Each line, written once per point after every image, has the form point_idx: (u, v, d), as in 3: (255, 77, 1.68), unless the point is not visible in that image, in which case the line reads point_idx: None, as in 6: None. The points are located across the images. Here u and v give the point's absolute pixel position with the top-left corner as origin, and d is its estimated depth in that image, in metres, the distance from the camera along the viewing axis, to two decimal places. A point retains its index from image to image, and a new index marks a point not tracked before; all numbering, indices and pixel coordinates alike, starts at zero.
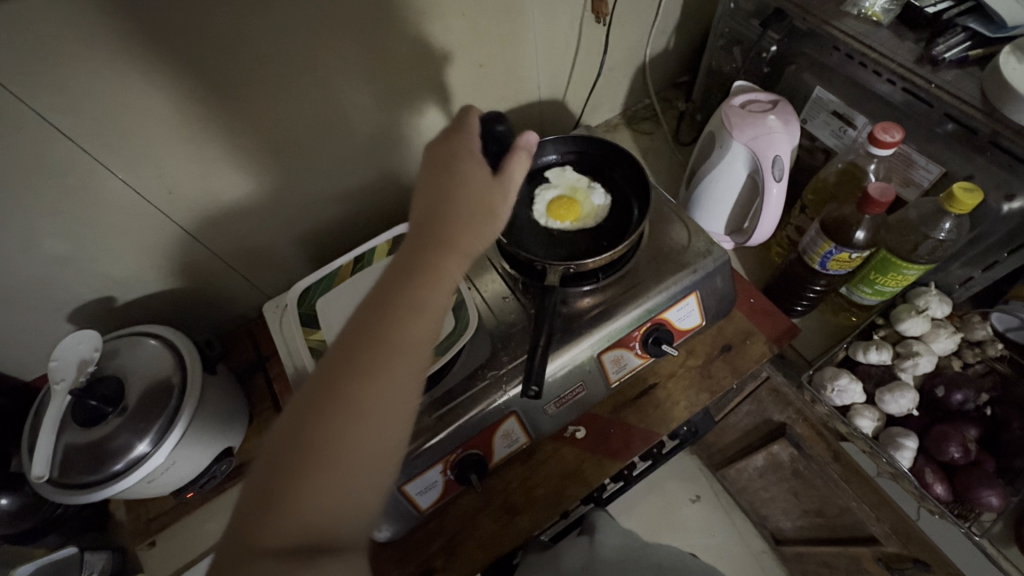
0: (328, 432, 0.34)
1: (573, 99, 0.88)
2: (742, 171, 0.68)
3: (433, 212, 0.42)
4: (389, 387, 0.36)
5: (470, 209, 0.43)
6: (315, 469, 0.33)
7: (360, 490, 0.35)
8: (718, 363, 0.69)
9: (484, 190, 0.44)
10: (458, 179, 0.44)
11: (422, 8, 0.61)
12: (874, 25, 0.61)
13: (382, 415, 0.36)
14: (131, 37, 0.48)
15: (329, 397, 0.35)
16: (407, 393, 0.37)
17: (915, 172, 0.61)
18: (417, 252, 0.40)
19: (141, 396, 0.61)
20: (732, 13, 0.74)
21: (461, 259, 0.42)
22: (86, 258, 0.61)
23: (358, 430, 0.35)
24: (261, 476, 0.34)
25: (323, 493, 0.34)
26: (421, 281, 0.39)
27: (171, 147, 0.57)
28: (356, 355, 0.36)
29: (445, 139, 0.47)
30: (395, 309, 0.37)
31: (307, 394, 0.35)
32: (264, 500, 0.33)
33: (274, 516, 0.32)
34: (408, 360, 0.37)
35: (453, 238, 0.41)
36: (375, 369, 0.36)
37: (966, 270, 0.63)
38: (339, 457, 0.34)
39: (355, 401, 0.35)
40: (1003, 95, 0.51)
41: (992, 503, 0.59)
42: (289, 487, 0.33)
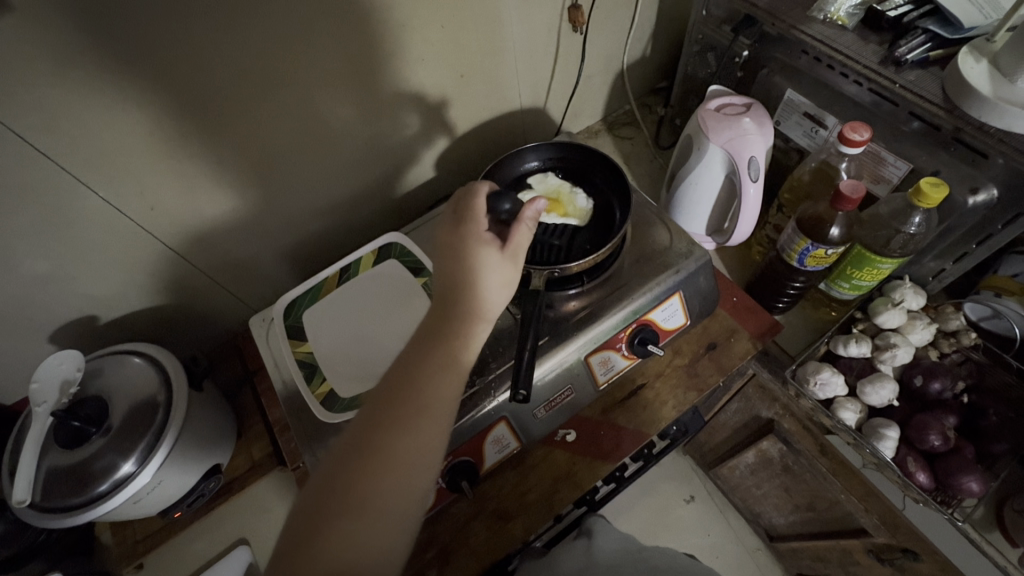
0: (358, 483, 0.38)
1: (554, 107, 0.90)
2: (720, 173, 0.70)
3: (452, 276, 0.46)
4: (416, 440, 0.40)
5: (486, 274, 0.45)
6: (346, 516, 0.37)
7: (387, 535, 0.38)
8: (704, 361, 0.70)
9: (500, 253, 0.47)
10: (475, 242, 0.47)
11: (401, 22, 0.62)
12: (840, 28, 0.63)
13: (409, 466, 0.39)
14: (107, 54, 0.47)
15: (360, 450, 0.39)
16: (433, 445, 0.40)
17: (885, 168, 0.63)
18: (442, 324, 0.44)
19: (127, 416, 0.61)
20: (704, 19, 0.76)
21: (482, 318, 0.45)
22: (69, 278, 0.61)
23: (385, 481, 0.38)
24: (298, 520, 0.37)
25: (351, 541, 0.36)
26: (446, 343, 0.43)
27: (153, 164, 0.57)
28: (387, 417, 0.40)
29: (459, 205, 0.51)
30: (420, 368, 0.42)
31: (341, 449, 0.40)
32: (298, 544, 0.36)
33: (308, 561, 0.35)
34: (432, 420, 0.40)
35: (472, 301, 0.45)
36: (402, 424, 0.40)
37: (939, 262, 0.65)
38: (367, 504, 0.37)
39: (383, 457, 0.39)
40: (963, 93, 0.53)
41: (973, 488, 0.61)
42: (319, 532, 0.36)
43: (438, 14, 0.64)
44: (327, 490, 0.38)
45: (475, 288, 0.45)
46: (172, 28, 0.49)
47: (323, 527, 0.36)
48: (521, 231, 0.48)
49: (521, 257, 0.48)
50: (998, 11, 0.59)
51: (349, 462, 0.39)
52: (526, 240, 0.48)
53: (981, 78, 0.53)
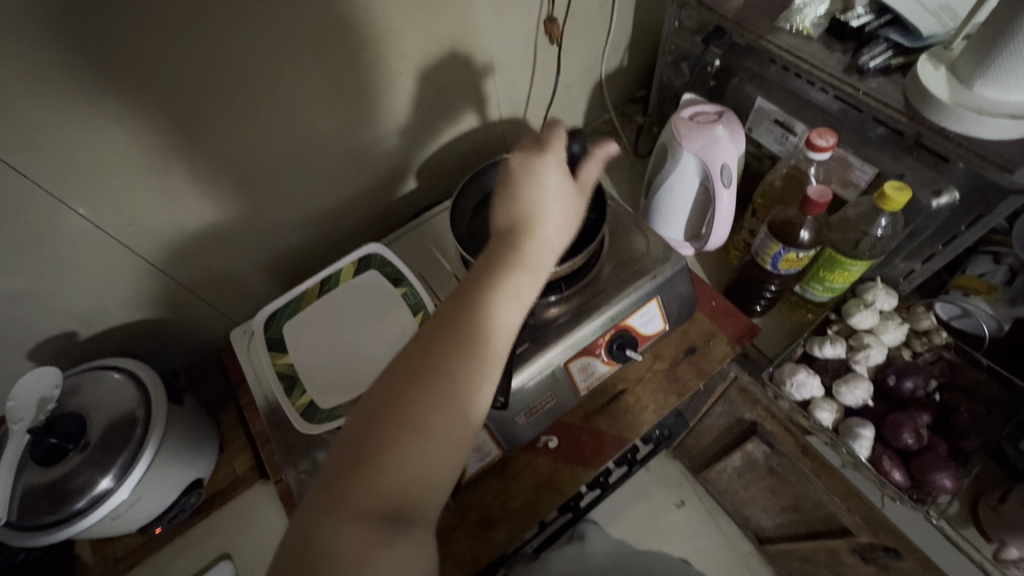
0: (430, 397, 0.38)
1: (534, 117, 0.91)
2: (695, 179, 0.71)
3: (519, 209, 0.48)
4: (479, 369, 0.39)
5: (559, 213, 0.49)
6: (403, 444, 0.36)
7: (441, 466, 0.37)
8: (684, 365, 0.71)
9: (572, 191, 0.51)
10: (552, 177, 0.50)
11: (379, 35, 0.63)
12: (806, 38, 0.65)
13: (470, 395, 0.39)
14: (84, 73, 0.48)
15: (423, 376, 0.38)
16: (492, 378, 0.40)
17: (853, 173, 0.65)
18: (514, 253, 0.45)
19: (105, 432, 0.60)
20: (677, 30, 0.77)
21: (542, 254, 0.47)
22: (46, 294, 0.60)
23: (444, 415, 0.38)
24: (361, 431, 0.37)
25: (415, 461, 0.36)
26: (504, 274, 0.44)
27: (133, 180, 0.57)
28: (460, 338, 0.40)
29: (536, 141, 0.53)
30: (488, 292, 0.42)
31: (395, 373, 0.39)
32: (350, 470, 0.35)
33: (365, 490, 0.35)
34: (500, 348, 0.41)
35: (536, 236, 0.47)
36: (464, 357, 0.39)
37: (908, 264, 0.66)
38: (425, 433, 0.37)
39: (456, 377, 0.39)
40: (923, 99, 0.55)
41: (946, 485, 0.62)
42: (377, 461, 0.36)
43: (416, 28, 0.65)
44: (384, 419, 0.37)
45: (542, 222, 0.48)
46: (149, 47, 0.50)
47: (378, 456, 0.36)
48: (590, 167, 0.55)
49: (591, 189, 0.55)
50: (955, 20, 0.61)
51: (409, 387, 0.38)
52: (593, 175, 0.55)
53: (939, 85, 0.54)
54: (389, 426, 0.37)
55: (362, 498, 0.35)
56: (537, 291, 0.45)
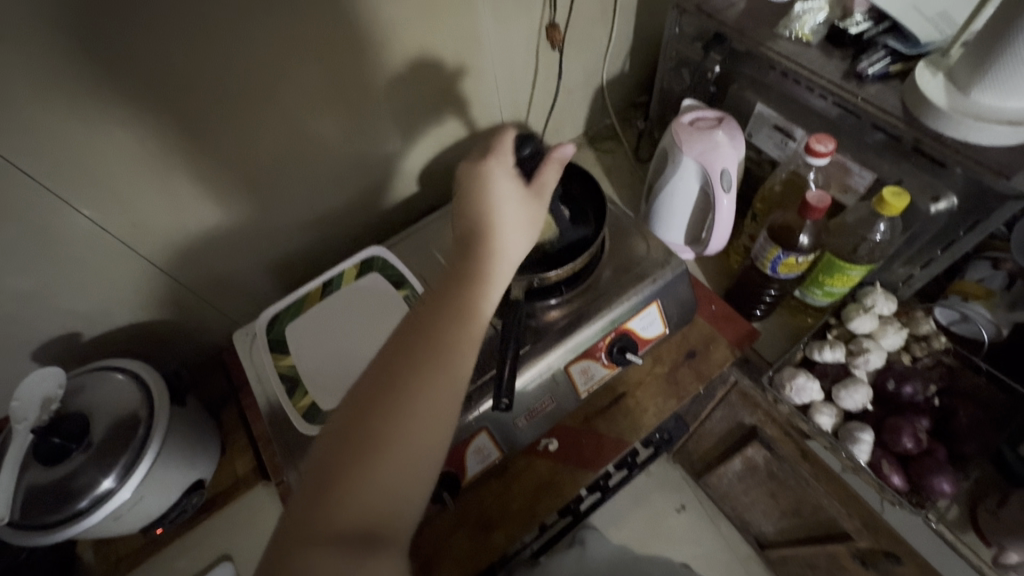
0: (391, 418, 0.38)
1: (535, 121, 0.91)
2: (695, 184, 0.72)
3: (475, 220, 0.49)
4: (444, 382, 0.40)
5: (511, 220, 0.49)
6: (373, 463, 0.37)
7: (415, 481, 0.38)
8: (684, 369, 0.72)
9: (526, 198, 0.51)
10: (505, 186, 0.51)
11: (383, 41, 0.64)
12: (805, 45, 0.66)
13: (433, 410, 0.39)
14: (90, 77, 0.49)
15: (389, 393, 0.39)
16: (457, 390, 0.41)
17: (852, 178, 0.65)
18: (466, 267, 0.46)
19: (108, 432, 0.60)
20: (678, 37, 0.78)
21: (503, 264, 0.48)
22: (51, 294, 0.61)
23: (407, 434, 0.38)
24: (327, 461, 0.37)
25: (382, 483, 0.36)
26: (466, 287, 0.45)
27: (138, 183, 0.58)
28: (416, 357, 0.41)
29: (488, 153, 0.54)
30: (444, 308, 0.43)
31: (362, 394, 0.39)
32: (321, 493, 0.36)
33: (338, 511, 0.35)
34: (460, 361, 0.41)
35: (494, 245, 0.47)
36: (423, 375, 0.40)
37: (907, 269, 0.67)
38: (390, 452, 0.37)
39: (415, 395, 0.39)
40: (921, 106, 0.55)
41: (945, 489, 0.62)
42: (349, 481, 0.36)
43: (418, 34, 0.66)
44: (353, 439, 0.37)
45: (500, 230, 0.48)
46: (155, 51, 0.51)
47: (350, 477, 0.36)
48: (549, 171, 0.52)
49: (547, 195, 0.52)
50: (953, 28, 0.62)
51: (376, 406, 0.38)
52: (553, 181, 0.52)
53: (937, 92, 0.55)
54: (359, 446, 0.37)
55: (336, 519, 0.35)
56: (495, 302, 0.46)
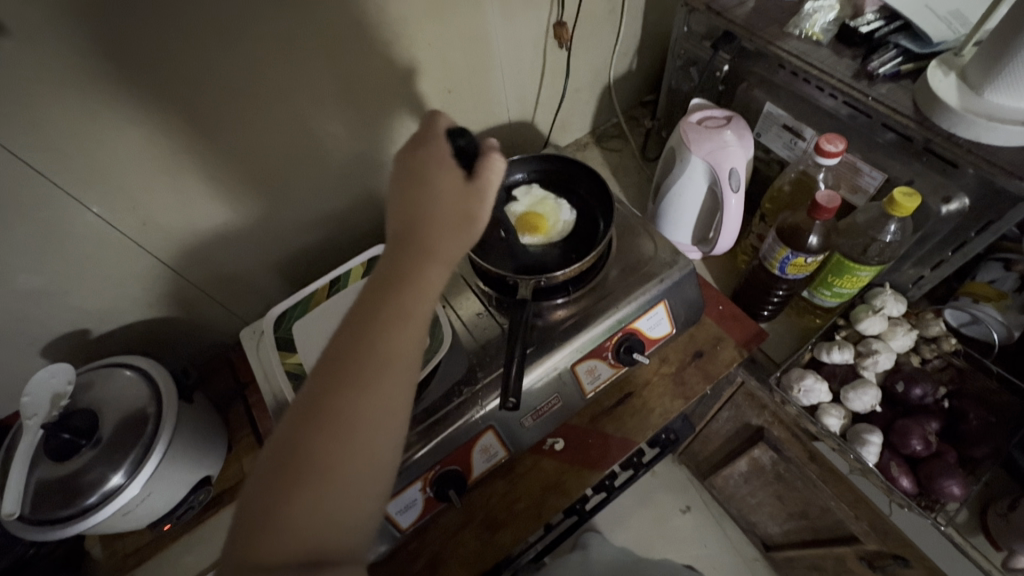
0: (322, 438, 0.35)
1: (542, 120, 0.91)
2: (702, 184, 0.71)
3: (408, 219, 0.43)
4: (381, 394, 0.37)
5: (446, 209, 0.44)
6: (308, 491, 0.34)
7: (359, 501, 0.36)
8: (691, 369, 0.71)
9: (466, 188, 0.45)
10: (441, 178, 0.45)
11: (392, 40, 0.64)
12: (815, 44, 0.66)
13: (369, 423, 0.36)
14: (101, 74, 0.49)
15: (322, 415, 0.35)
16: (396, 399, 0.37)
17: (862, 178, 0.65)
18: (398, 262, 0.41)
19: (117, 429, 0.61)
20: (686, 36, 0.78)
21: (443, 259, 0.43)
22: (61, 291, 0.61)
23: (343, 452, 0.35)
24: (260, 490, 0.34)
25: (317, 506, 0.34)
26: (404, 288, 0.40)
27: (147, 181, 0.59)
28: (348, 368, 0.37)
29: (418, 145, 0.47)
30: (377, 311, 0.39)
31: (295, 415, 0.36)
32: (254, 526, 0.33)
33: (275, 544, 0.33)
34: (397, 370, 0.38)
35: (432, 242, 0.42)
36: (355, 388, 0.36)
37: (917, 270, 0.66)
38: (325, 473, 0.34)
39: (349, 409, 0.36)
40: (933, 105, 0.55)
41: (954, 492, 0.61)
42: (283, 509, 0.33)
43: (426, 32, 0.66)
44: (284, 468, 0.34)
45: (437, 228, 0.43)
46: (163, 47, 0.51)
47: (284, 508, 0.33)
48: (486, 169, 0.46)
49: (491, 192, 0.46)
50: (965, 26, 0.61)
51: (307, 430, 0.35)
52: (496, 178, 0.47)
53: (950, 91, 0.55)
54: (290, 474, 0.34)
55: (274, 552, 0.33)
56: (435, 298, 0.41)
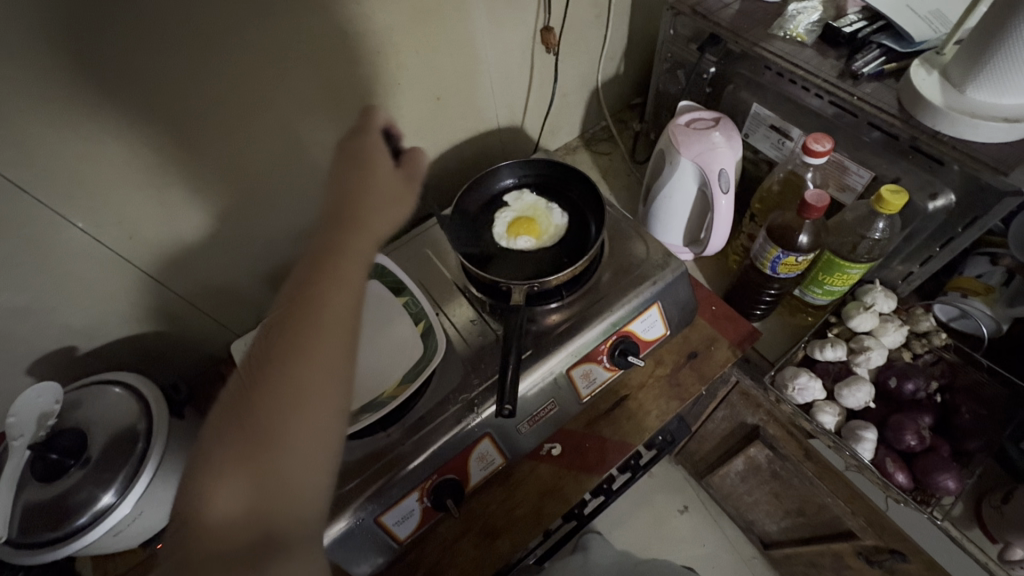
0: (261, 404, 0.36)
1: (531, 124, 0.91)
2: (692, 186, 0.72)
3: (340, 200, 0.47)
4: (320, 357, 0.38)
5: (375, 189, 0.48)
6: (248, 467, 0.35)
7: (305, 465, 0.36)
8: (686, 371, 0.71)
9: (391, 174, 0.51)
10: (375, 160, 0.50)
11: (378, 48, 0.64)
12: (800, 44, 0.66)
13: (308, 386, 0.37)
14: (85, 89, 0.49)
15: (262, 391, 0.36)
16: (335, 360, 0.39)
17: (849, 177, 0.65)
18: (328, 237, 0.44)
19: (106, 447, 0.60)
20: (672, 38, 0.78)
21: (371, 231, 0.46)
22: (48, 309, 0.60)
23: (283, 417, 0.36)
24: (203, 463, 0.35)
25: (261, 471, 0.35)
26: (334, 260, 0.42)
27: (132, 195, 0.58)
28: (282, 336, 0.38)
29: (353, 136, 0.52)
30: (309, 281, 0.41)
31: (235, 392, 0.37)
32: (193, 508, 0.34)
33: (219, 522, 0.33)
34: (334, 331, 0.39)
35: (363, 221, 0.46)
36: (291, 354, 0.37)
37: (906, 266, 0.67)
38: (265, 439, 0.35)
39: (286, 374, 0.37)
40: (917, 103, 0.56)
41: (949, 486, 0.61)
42: (225, 478, 0.34)
43: (413, 38, 0.66)
44: (225, 448, 0.35)
45: (367, 206, 0.47)
46: (149, 58, 0.50)
47: (224, 484, 0.34)
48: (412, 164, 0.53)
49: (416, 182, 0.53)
50: (946, 25, 0.62)
51: (247, 407, 0.36)
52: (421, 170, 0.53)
53: (933, 89, 0.55)
54: (230, 452, 0.35)
55: (217, 531, 0.33)
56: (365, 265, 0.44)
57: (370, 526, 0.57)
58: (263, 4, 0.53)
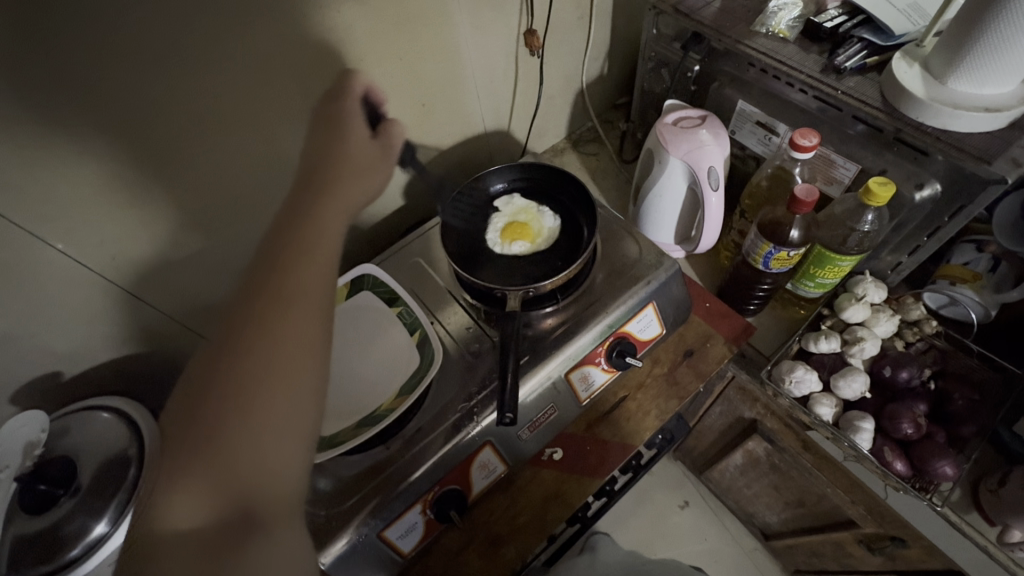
0: (232, 390, 0.34)
1: (518, 127, 0.91)
2: (682, 184, 0.72)
3: (318, 166, 0.45)
4: (292, 336, 0.36)
5: (353, 156, 0.46)
6: (216, 464, 0.34)
7: (285, 448, 0.35)
8: (683, 369, 0.71)
9: (372, 143, 0.49)
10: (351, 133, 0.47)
11: (361, 56, 0.64)
12: (782, 41, 0.67)
13: (282, 369, 0.35)
14: (58, 106, 0.47)
15: (213, 402, 0.34)
16: (308, 337, 0.37)
17: (836, 170, 0.66)
18: (300, 207, 0.42)
19: (96, 475, 0.58)
20: (655, 38, 0.78)
21: (346, 197, 0.44)
22: (29, 335, 0.58)
23: (259, 404, 0.35)
24: (176, 450, 0.34)
25: (237, 458, 0.34)
26: (300, 232, 0.40)
27: (112, 214, 0.56)
28: (251, 317, 0.36)
29: (330, 99, 0.50)
30: (276, 255, 0.38)
31: (203, 377, 0.36)
32: (150, 521, 0.33)
33: (178, 537, 0.32)
34: (305, 308, 0.37)
35: (329, 206, 0.42)
36: (261, 336, 0.36)
37: (895, 256, 0.67)
38: (240, 425, 0.34)
39: (258, 358, 0.35)
40: (901, 96, 0.56)
41: (947, 472, 0.62)
42: (198, 465, 0.33)
43: (396, 45, 0.65)
44: (175, 463, 0.34)
45: (342, 173, 0.45)
46: (125, 73, 0.49)
47: (179, 501, 0.33)
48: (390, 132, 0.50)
49: (394, 154, 0.50)
50: (924, 18, 0.63)
51: (196, 419, 0.34)
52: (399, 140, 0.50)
53: (915, 82, 0.56)
54: (183, 465, 0.33)
55: (172, 551, 0.32)
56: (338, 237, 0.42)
57: (373, 541, 0.56)
58: (242, 15, 0.52)
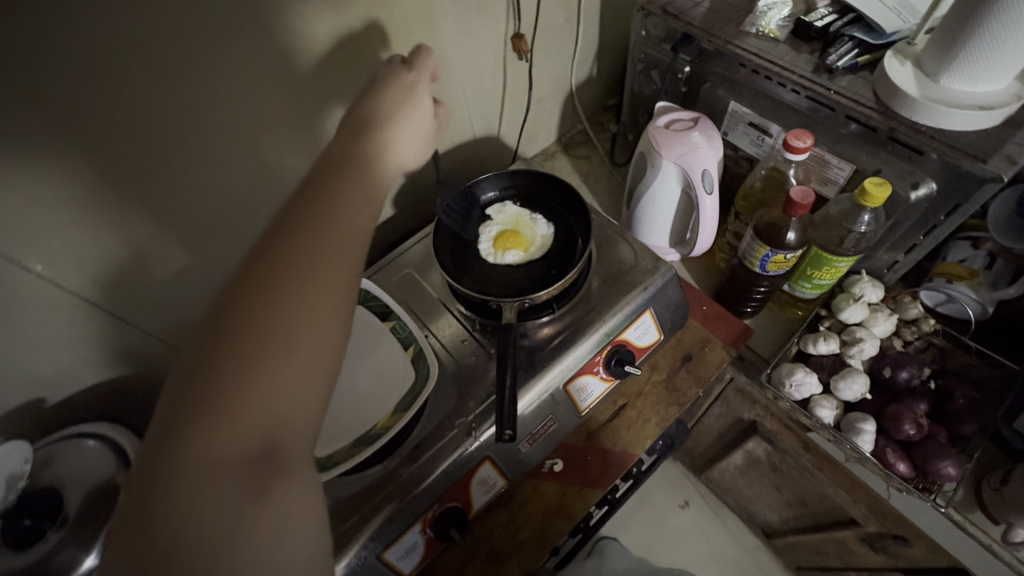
0: (267, 318, 0.31)
1: (508, 132, 0.90)
2: (676, 187, 0.71)
3: (374, 114, 0.44)
4: (331, 269, 0.34)
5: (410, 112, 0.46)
6: (245, 396, 0.30)
7: (316, 385, 0.33)
8: (682, 374, 0.71)
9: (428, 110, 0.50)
10: (382, 110, 0.45)
11: (346, 66, 0.62)
12: (773, 41, 0.66)
13: (321, 302, 0.33)
14: (30, 125, 0.45)
15: (214, 376, 0.30)
16: (345, 274, 0.35)
17: (830, 170, 0.65)
18: (350, 153, 0.40)
19: (84, 506, 0.57)
20: (644, 39, 0.77)
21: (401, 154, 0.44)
22: (8, 363, 0.56)
23: (295, 335, 0.31)
24: (193, 382, 0.30)
25: (270, 391, 0.30)
26: (341, 176, 0.38)
27: (92, 233, 0.54)
28: (290, 248, 0.33)
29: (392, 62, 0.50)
30: (315, 194, 0.36)
31: (227, 303, 0.32)
32: (164, 457, 0.29)
33: (185, 497, 0.29)
34: (345, 246, 0.35)
35: (354, 180, 0.38)
36: (302, 264, 0.33)
37: (891, 255, 0.67)
38: (274, 356, 0.31)
39: (296, 287, 0.32)
40: (894, 95, 0.56)
41: (950, 472, 0.61)
42: (223, 397, 0.30)
43: (381, 52, 0.64)
44: (179, 418, 0.30)
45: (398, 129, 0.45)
46: (99, 88, 0.47)
47: (174, 485, 0.29)
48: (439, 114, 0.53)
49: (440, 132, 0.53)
50: (915, 15, 0.63)
51: (211, 362, 0.30)
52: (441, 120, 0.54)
53: (908, 80, 0.56)
54: (205, 397, 0.30)
55: (182, 503, 0.29)
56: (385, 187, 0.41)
57: (373, 564, 0.55)
58: (221, 26, 0.50)
